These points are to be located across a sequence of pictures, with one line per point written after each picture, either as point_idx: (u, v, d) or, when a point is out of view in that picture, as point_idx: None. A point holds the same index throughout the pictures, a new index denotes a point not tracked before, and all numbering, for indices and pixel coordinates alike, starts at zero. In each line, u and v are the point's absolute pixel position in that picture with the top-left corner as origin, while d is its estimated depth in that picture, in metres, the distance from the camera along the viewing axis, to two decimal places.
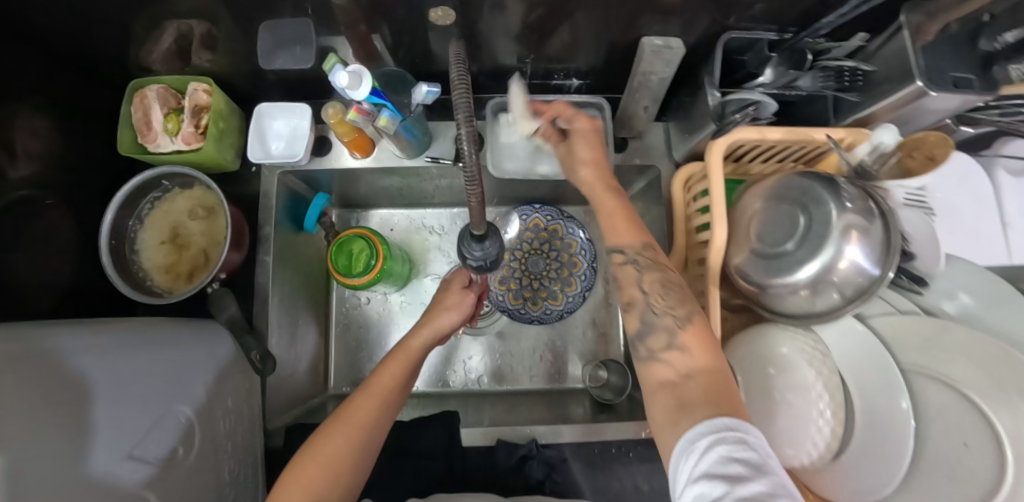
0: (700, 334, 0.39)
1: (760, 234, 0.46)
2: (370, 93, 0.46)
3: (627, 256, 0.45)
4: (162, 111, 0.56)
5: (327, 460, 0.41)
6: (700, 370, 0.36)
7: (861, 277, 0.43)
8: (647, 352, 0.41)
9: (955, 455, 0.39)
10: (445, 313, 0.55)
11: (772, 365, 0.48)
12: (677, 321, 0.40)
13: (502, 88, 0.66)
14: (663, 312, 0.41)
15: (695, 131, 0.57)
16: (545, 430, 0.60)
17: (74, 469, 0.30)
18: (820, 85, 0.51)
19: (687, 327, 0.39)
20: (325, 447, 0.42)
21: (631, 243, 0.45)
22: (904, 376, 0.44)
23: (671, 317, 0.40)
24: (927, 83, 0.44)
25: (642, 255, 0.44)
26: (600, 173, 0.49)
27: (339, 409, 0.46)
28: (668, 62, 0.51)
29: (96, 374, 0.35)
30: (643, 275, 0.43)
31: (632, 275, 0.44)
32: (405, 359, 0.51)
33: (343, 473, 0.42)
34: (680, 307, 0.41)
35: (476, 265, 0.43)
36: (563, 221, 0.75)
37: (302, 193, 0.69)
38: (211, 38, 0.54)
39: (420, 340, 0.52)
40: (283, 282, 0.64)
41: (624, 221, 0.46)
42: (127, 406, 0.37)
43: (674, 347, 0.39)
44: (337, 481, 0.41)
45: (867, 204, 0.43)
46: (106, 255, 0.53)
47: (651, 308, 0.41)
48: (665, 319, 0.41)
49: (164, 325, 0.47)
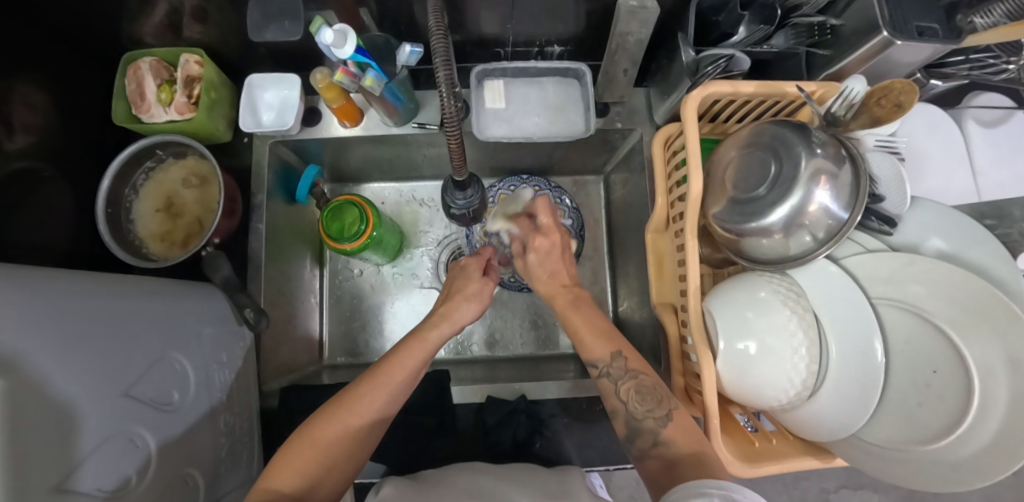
0: (682, 427, 0.46)
1: (735, 182, 0.48)
2: (356, 53, 0.48)
3: (600, 369, 0.51)
4: (155, 82, 0.58)
5: (322, 446, 0.43)
6: (685, 457, 0.43)
7: (830, 220, 0.44)
8: (640, 451, 0.47)
9: (921, 381, 0.41)
10: (471, 306, 0.56)
11: (750, 308, 0.47)
12: (658, 420, 0.46)
13: (487, 57, 0.67)
14: (643, 416, 0.47)
15: (672, 92, 0.59)
16: (533, 387, 0.62)
17: (72, 418, 0.31)
18: (792, 43, 0.54)
19: (671, 423, 0.46)
20: (325, 432, 0.44)
21: (602, 357, 0.51)
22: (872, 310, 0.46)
23: (653, 418, 0.47)
24: (893, 32, 0.45)
25: (613, 367, 0.50)
26: (557, 289, 0.57)
27: (345, 393, 0.47)
28: (644, 23, 0.53)
29: (95, 315, 0.36)
30: (621, 384, 0.50)
31: (610, 387, 0.50)
32: (422, 350, 0.51)
33: (333, 461, 0.43)
34: (659, 407, 0.47)
35: (459, 213, 0.51)
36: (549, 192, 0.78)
37: (293, 165, 0.70)
38: (201, 11, 0.56)
39: (439, 336, 0.52)
40: (275, 250, 0.65)
41: (593, 336, 0.53)
42: (123, 349, 0.38)
43: (661, 443, 0.45)
44: (328, 467, 0.43)
45: (838, 150, 0.45)
46: (101, 220, 0.54)
47: (634, 413, 0.48)
48: (647, 421, 0.47)
49: (161, 282, 0.49)
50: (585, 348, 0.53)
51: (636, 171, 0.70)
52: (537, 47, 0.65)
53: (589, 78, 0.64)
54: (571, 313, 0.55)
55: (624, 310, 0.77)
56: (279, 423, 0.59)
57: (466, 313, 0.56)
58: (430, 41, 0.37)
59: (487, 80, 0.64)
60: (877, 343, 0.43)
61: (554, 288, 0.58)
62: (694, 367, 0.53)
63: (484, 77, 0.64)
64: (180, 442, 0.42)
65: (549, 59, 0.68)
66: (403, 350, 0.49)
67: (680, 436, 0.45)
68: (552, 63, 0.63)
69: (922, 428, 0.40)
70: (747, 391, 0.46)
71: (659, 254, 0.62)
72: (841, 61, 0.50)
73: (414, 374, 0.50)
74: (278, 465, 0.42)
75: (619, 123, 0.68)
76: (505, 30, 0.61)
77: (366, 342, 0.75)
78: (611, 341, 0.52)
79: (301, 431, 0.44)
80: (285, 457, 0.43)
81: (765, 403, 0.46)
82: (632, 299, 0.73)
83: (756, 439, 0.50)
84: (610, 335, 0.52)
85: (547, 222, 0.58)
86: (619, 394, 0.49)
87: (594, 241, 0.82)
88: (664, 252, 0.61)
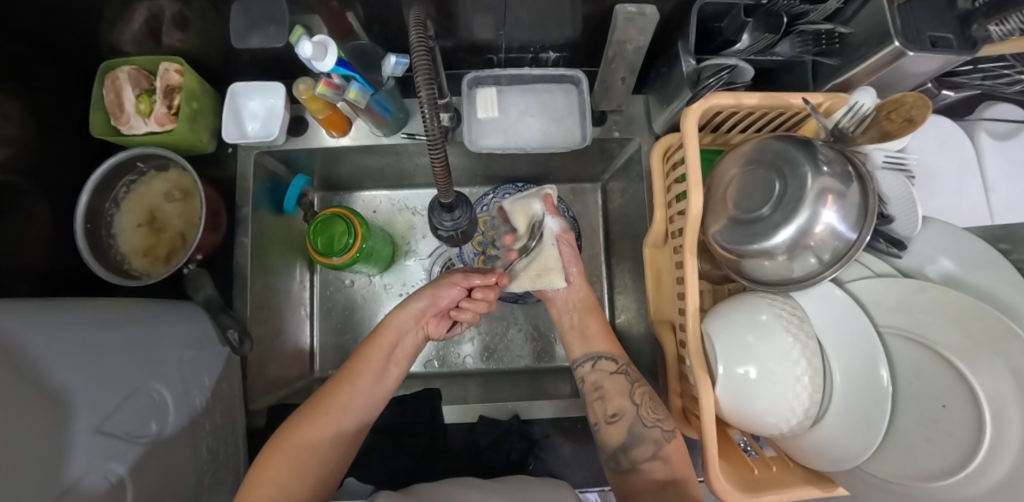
0: (680, 446, 0.51)
1: (736, 200, 0.46)
2: (337, 65, 0.46)
3: (617, 365, 0.57)
4: (134, 92, 0.56)
5: (294, 447, 0.45)
6: (675, 480, 0.48)
7: (836, 241, 0.42)
8: (630, 462, 0.51)
9: (930, 415, 0.39)
10: (451, 287, 0.59)
11: (750, 331, 0.45)
12: (664, 433, 0.50)
13: (480, 63, 0.65)
14: (651, 425, 0.51)
15: (671, 101, 0.57)
16: (526, 405, 0.60)
17: (43, 461, 0.30)
18: (797, 51, 0.51)
19: (672, 441, 0.50)
20: (297, 436, 0.46)
21: (620, 355, 0.59)
22: (881, 338, 0.44)
23: (660, 430, 0.51)
24: (905, 42, 0.43)
25: (630, 368, 0.57)
26: (586, 296, 0.63)
27: (314, 400, 0.50)
28: (643, 30, 0.50)
29: (69, 347, 0.35)
30: (633, 388, 0.54)
31: (625, 387, 0.55)
32: (380, 349, 0.55)
33: (309, 465, 0.45)
34: (666, 420, 0.52)
35: (448, 234, 0.49)
36: (523, 194, 0.77)
37: (280, 174, 0.68)
38: (181, 18, 0.53)
39: (400, 317, 0.57)
40: (262, 263, 0.63)
41: (603, 336, 0.60)
42: (98, 381, 0.36)
43: (659, 457, 0.50)
44: (305, 473, 0.44)
45: (845, 168, 0.42)
46: (81, 237, 0.52)
47: (642, 420, 0.52)
48: (653, 430, 0.51)
49: (140, 304, 0.47)
50: (602, 346, 0.60)
51: (634, 180, 0.68)
52: (532, 53, 0.63)
53: (586, 85, 0.61)
54: (591, 317, 0.62)
55: (622, 322, 0.75)
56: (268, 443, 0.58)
57: (437, 292, 0.59)
58: (412, 59, 0.34)
59: (479, 88, 0.62)
60: (884, 373, 0.41)
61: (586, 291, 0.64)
62: (692, 390, 0.51)
63: (477, 85, 0.62)
64: (161, 473, 0.41)
65: (544, 65, 0.65)
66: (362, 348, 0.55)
67: (678, 455, 0.50)
68: (547, 70, 0.61)
69: (925, 464, 0.38)
70: (746, 417, 0.44)
71: (658, 270, 0.60)
72: (848, 72, 0.48)
73: (377, 374, 0.54)
74: (252, 481, 0.43)
75: (617, 132, 0.65)
76: (498, 36, 0.58)
77: None
78: (614, 346, 0.60)
79: (280, 435, 0.46)
80: (260, 470, 0.43)
81: (765, 430, 0.45)
82: (629, 312, 0.71)
83: (755, 465, 0.49)
84: (615, 340, 0.60)
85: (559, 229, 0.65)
86: (631, 396, 0.54)
87: (592, 251, 0.80)
88: (663, 268, 0.59)
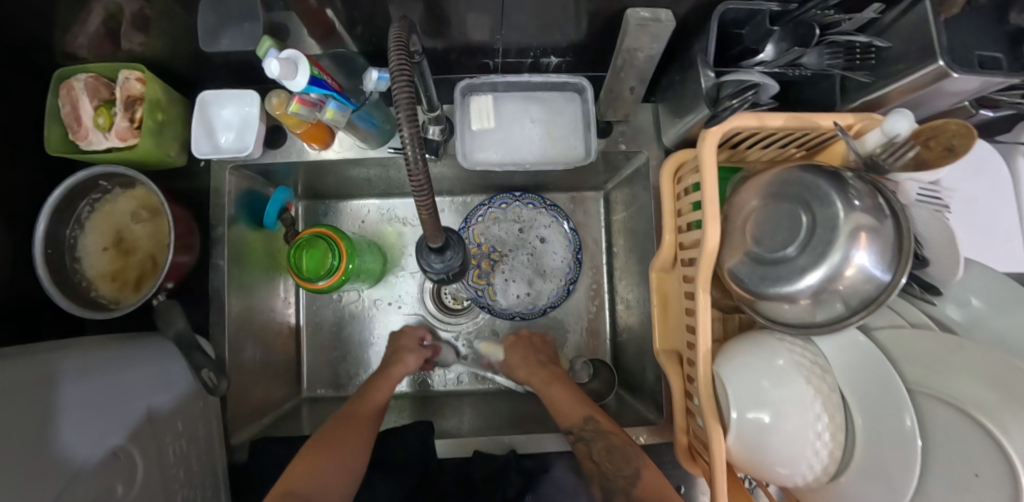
0: (654, 488, 0.45)
1: (757, 236, 0.41)
2: (310, 84, 0.40)
3: (575, 434, 0.52)
4: (92, 103, 0.50)
5: (337, 446, 0.48)
6: None
7: (869, 285, 0.39)
8: None
9: (961, 481, 0.34)
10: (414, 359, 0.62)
11: (766, 376, 0.41)
12: (629, 480, 0.46)
13: (474, 66, 0.59)
14: (613, 477, 0.47)
15: (685, 114, 0.52)
16: (524, 439, 0.57)
17: None
18: (826, 63, 0.45)
19: (641, 485, 0.45)
20: (338, 432, 0.50)
21: (575, 422, 0.53)
22: (911, 397, 0.40)
23: (623, 479, 0.46)
24: (951, 62, 0.38)
25: (589, 427, 0.52)
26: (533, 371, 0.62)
27: (344, 411, 0.54)
28: (656, 38, 0.45)
29: (17, 415, 0.31)
30: (593, 446, 0.50)
31: (585, 451, 0.50)
32: (389, 383, 0.58)
33: (348, 457, 0.47)
34: (627, 466, 0.47)
35: (438, 278, 0.39)
36: (520, 204, 0.73)
37: (260, 188, 0.64)
38: (143, 19, 0.48)
39: (402, 369, 0.60)
40: (241, 285, 0.59)
41: (565, 403, 0.56)
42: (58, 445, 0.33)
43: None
44: (348, 467, 0.46)
45: (877, 202, 0.39)
46: (41, 264, 0.47)
47: (606, 474, 0.48)
48: (619, 482, 0.47)
49: (91, 351, 0.42)
50: (571, 415, 0.54)
51: (640, 195, 0.63)
52: (532, 57, 0.57)
53: (591, 94, 0.56)
54: (535, 373, 0.62)
55: (624, 341, 0.71)
56: (249, 480, 0.54)
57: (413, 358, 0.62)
58: (390, 81, 0.29)
59: (473, 96, 0.57)
60: (908, 420, 0.37)
61: (535, 373, 0.62)
62: (700, 433, 0.48)
63: (471, 92, 0.57)
64: None
65: (545, 70, 0.60)
66: (375, 380, 0.58)
67: (652, 494, 0.44)
68: (548, 77, 0.55)
69: None
70: (760, 467, 0.41)
71: (664, 296, 0.56)
72: (882, 88, 0.44)
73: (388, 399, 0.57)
74: (291, 474, 0.45)
75: (623, 145, 0.60)
76: (495, 40, 0.53)
77: (348, 373, 0.71)
78: (583, 407, 0.55)
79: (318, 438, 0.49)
80: (301, 463, 0.46)
81: (780, 481, 0.42)
82: (632, 332, 0.68)
83: None
84: (581, 402, 0.55)
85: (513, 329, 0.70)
86: (591, 456, 0.49)
87: (593, 264, 0.76)
88: (670, 293, 0.55)
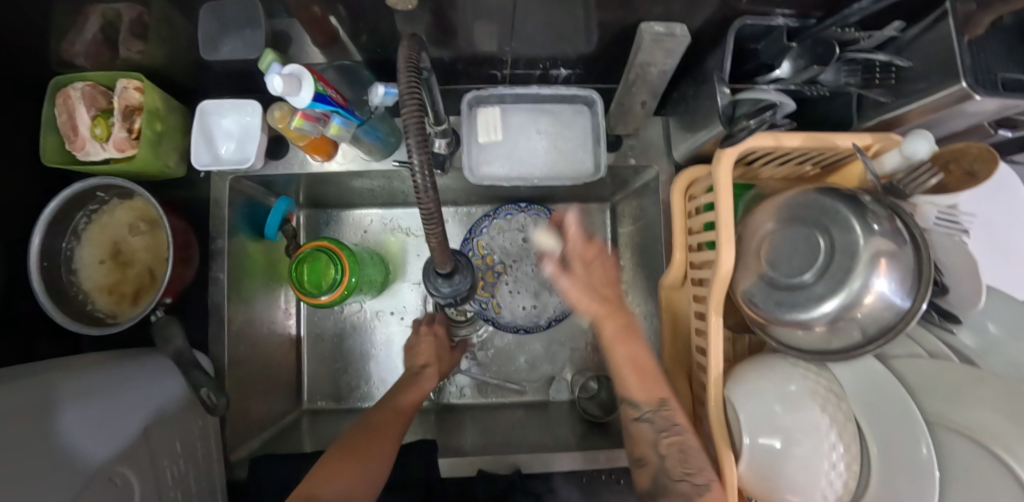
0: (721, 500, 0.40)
1: (773, 259, 0.40)
2: (315, 100, 0.39)
3: (639, 414, 0.47)
4: (89, 113, 0.49)
5: (367, 447, 0.46)
6: None
7: (889, 312, 0.38)
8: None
9: None
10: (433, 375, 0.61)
11: (779, 401, 0.40)
12: (697, 487, 0.41)
13: (482, 76, 0.58)
14: (679, 479, 0.42)
15: (697, 129, 0.51)
16: (530, 459, 0.55)
17: None
18: (843, 80, 0.45)
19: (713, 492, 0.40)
20: (364, 442, 0.47)
21: (646, 401, 0.46)
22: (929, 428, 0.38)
23: (690, 484, 0.41)
24: (974, 83, 0.36)
25: (659, 415, 0.46)
26: (611, 314, 0.51)
27: (373, 413, 0.52)
28: (670, 52, 0.44)
29: (16, 441, 0.30)
30: (661, 436, 0.45)
31: (648, 435, 0.46)
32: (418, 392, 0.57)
33: (373, 461, 0.45)
34: (699, 474, 0.42)
35: (445, 302, 0.38)
36: (525, 215, 0.72)
37: (261, 198, 0.63)
38: (143, 27, 0.46)
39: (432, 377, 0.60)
40: (241, 298, 0.58)
41: (636, 372, 0.48)
42: (61, 469, 0.32)
43: None
44: (371, 469, 0.44)
45: (896, 226, 0.38)
46: (36, 278, 0.46)
47: (669, 473, 0.43)
48: (682, 485, 0.42)
49: (84, 371, 0.41)
50: (646, 394, 0.47)
51: (649, 210, 0.62)
52: (541, 69, 0.56)
53: (601, 107, 0.55)
54: (606, 320, 0.51)
55: None
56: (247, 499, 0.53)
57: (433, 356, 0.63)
58: (398, 96, 0.28)
59: (481, 108, 0.55)
60: (925, 448, 0.36)
61: (607, 314, 0.51)
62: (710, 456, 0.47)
63: (478, 104, 0.55)
64: None
65: (554, 81, 0.59)
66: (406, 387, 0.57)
67: None
68: (558, 89, 0.54)
69: None
70: (772, 495, 0.40)
71: (673, 314, 0.55)
72: (902, 108, 0.42)
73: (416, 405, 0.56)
74: (314, 475, 0.42)
75: (632, 159, 0.59)
76: (504, 51, 0.52)
77: (349, 386, 0.70)
78: (655, 386, 0.47)
79: (349, 440, 0.47)
80: (326, 462, 0.44)
81: None
82: None
83: None
84: (651, 378, 0.47)
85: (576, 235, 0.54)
86: (656, 447, 0.45)
87: None
88: (679, 311, 0.54)
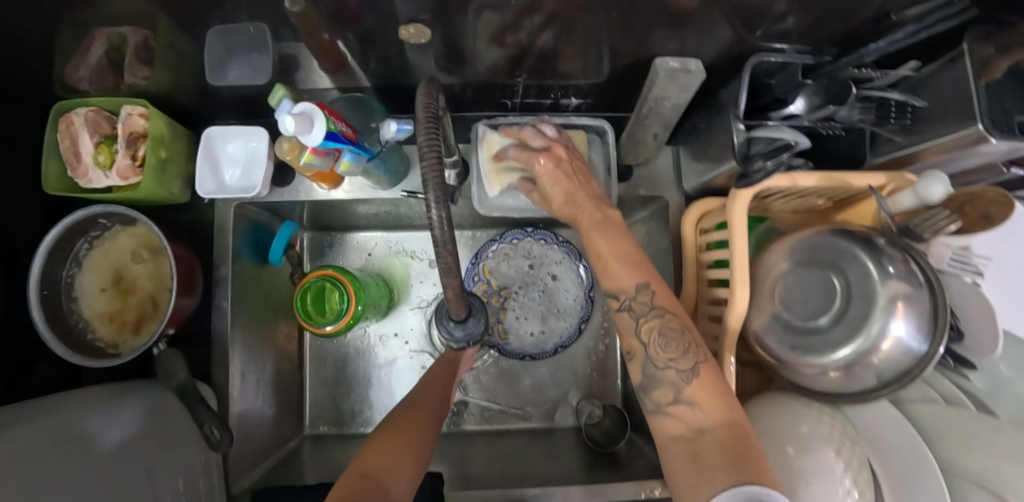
0: (710, 388, 0.36)
1: (787, 301, 0.41)
2: (327, 137, 0.39)
3: (622, 302, 0.41)
4: (93, 139, 0.48)
5: (408, 429, 0.42)
6: (715, 427, 0.33)
7: (906, 356, 0.37)
8: (653, 404, 0.38)
9: None
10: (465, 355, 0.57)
11: (791, 443, 0.40)
12: (682, 373, 0.36)
13: (492, 103, 0.58)
14: (664, 366, 0.37)
15: (710, 162, 0.50)
16: (537, 491, 0.51)
17: None
18: (857, 118, 0.44)
19: (697, 379, 0.36)
20: (412, 420, 0.44)
21: (627, 287, 0.41)
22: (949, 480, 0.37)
23: (675, 370, 0.37)
24: (990, 126, 0.37)
25: (636, 299, 0.40)
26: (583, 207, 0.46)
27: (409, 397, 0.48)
28: (684, 87, 0.44)
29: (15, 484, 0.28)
30: (641, 322, 0.40)
31: (630, 323, 0.40)
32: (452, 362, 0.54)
33: (415, 446, 0.41)
34: (683, 359, 0.37)
35: (459, 346, 0.37)
36: (530, 240, 0.71)
37: (265, 223, 0.62)
38: (150, 52, 0.46)
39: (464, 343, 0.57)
40: (244, 326, 0.57)
41: (619, 263, 0.42)
42: None
43: (682, 402, 0.36)
44: (416, 448, 0.40)
45: (911, 268, 0.38)
46: (36, 306, 0.44)
47: (653, 360, 0.38)
48: (668, 372, 0.37)
49: (78, 409, 0.39)
50: (631, 276, 0.41)
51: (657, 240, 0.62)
52: (551, 97, 0.56)
53: (612, 138, 0.54)
54: (581, 215, 0.46)
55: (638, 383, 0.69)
56: None
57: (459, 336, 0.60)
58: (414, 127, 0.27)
59: None
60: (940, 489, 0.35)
61: (569, 198, 0.47)
62: None
63: None
64: None
65: (564, 109, 0.59)
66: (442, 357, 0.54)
67: (706, 395, 0.35)
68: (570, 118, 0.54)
69: None
70: None
71: None
72: (917, 146, 0.43)
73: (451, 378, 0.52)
74: (362, 460, 0.38)
75: (642, 189, 0.59)
76: (515, 81, 0.51)
77: (352, 411, 0.69)
78: (641, 271, 0.42)
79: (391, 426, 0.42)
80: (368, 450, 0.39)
81: None
82: None
83: None
84: (639, 264, 0.42)
85: (542, 141, 0.49)
86: (638, 333, 0.40)
87: (604, 302, 0.74)
88: None
